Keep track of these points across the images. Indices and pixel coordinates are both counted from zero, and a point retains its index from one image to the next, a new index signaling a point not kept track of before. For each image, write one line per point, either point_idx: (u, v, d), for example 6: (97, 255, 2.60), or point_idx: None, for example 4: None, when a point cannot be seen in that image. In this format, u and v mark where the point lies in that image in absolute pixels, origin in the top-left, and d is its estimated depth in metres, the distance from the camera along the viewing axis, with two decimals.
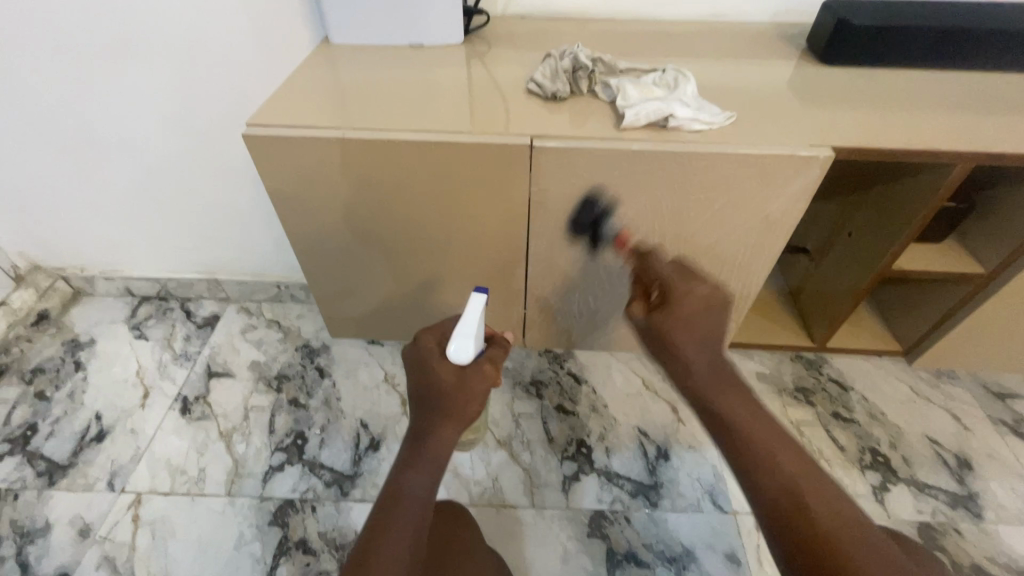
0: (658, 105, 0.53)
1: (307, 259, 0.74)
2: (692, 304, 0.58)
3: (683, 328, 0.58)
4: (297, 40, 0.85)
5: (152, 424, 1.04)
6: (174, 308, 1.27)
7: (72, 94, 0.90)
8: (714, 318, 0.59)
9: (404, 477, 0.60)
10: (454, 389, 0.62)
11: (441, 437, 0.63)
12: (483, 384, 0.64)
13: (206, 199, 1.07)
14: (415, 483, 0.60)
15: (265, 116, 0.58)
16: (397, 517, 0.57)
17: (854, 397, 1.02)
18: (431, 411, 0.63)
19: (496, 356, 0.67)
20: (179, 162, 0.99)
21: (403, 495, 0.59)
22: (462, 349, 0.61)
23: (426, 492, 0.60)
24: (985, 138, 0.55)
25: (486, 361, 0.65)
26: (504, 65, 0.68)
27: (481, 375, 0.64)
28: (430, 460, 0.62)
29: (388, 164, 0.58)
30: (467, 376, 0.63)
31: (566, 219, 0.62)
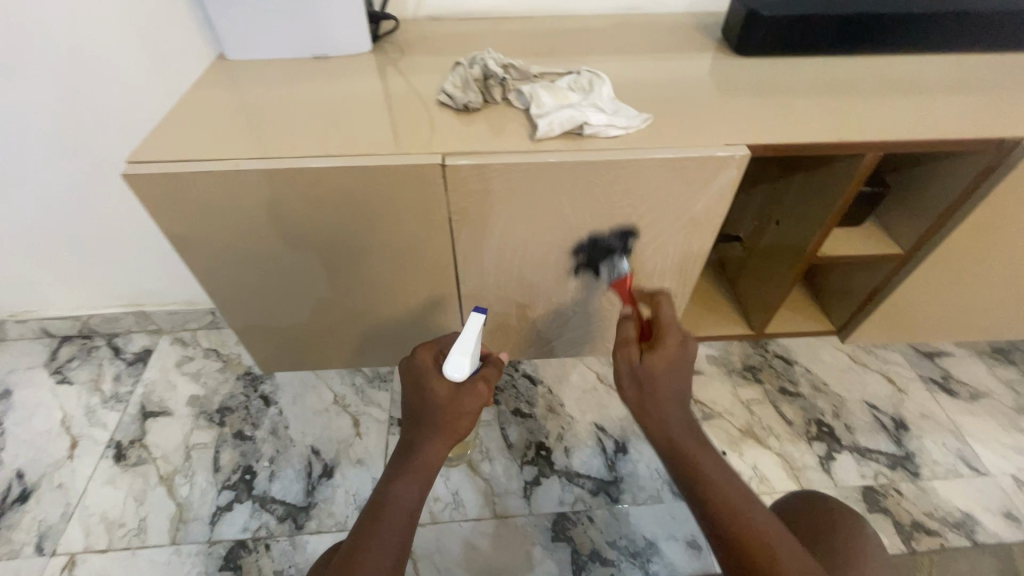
0: (571, 114, 0.51)
1: (226, 296, 0.69)
2: (681, 354, 0.59)
3: (667, 376, 0.58)
4: (193, 51, 0.79)
5: (84, 476, 0.96)
6: (100, 346, 1.18)
7: None
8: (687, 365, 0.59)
9: (393, 486, 0.57)
10: (445, 404, 0.60)
11: (431, 450, 0.60)
12: (478, 404, 0.62)
13: (110, 228, 0.98)
14: (404, 493, 0.57)
15: (150, 150, 0.53)
16: (379, 529, 0.54)
17: (798, 371, 1.06)
18: (421, 424, 0.61)
19: (490, 374, 0.64)
20: (71, 191, 0.90)
21: (389, 505, 0.56)
22: (456, 366, 0.60)
23: (415, 502, 0.57)
24: (889, 125, 0.57)
25: (479, 379, 0.63)
26: (417, 73, 0.65)
27: (474, 393, 0.61)
28: (421, 468, 0.59)
29: (293, 194, 0.54)
30: (459, 394, 0.61)
31: (493, 235, 0.60)
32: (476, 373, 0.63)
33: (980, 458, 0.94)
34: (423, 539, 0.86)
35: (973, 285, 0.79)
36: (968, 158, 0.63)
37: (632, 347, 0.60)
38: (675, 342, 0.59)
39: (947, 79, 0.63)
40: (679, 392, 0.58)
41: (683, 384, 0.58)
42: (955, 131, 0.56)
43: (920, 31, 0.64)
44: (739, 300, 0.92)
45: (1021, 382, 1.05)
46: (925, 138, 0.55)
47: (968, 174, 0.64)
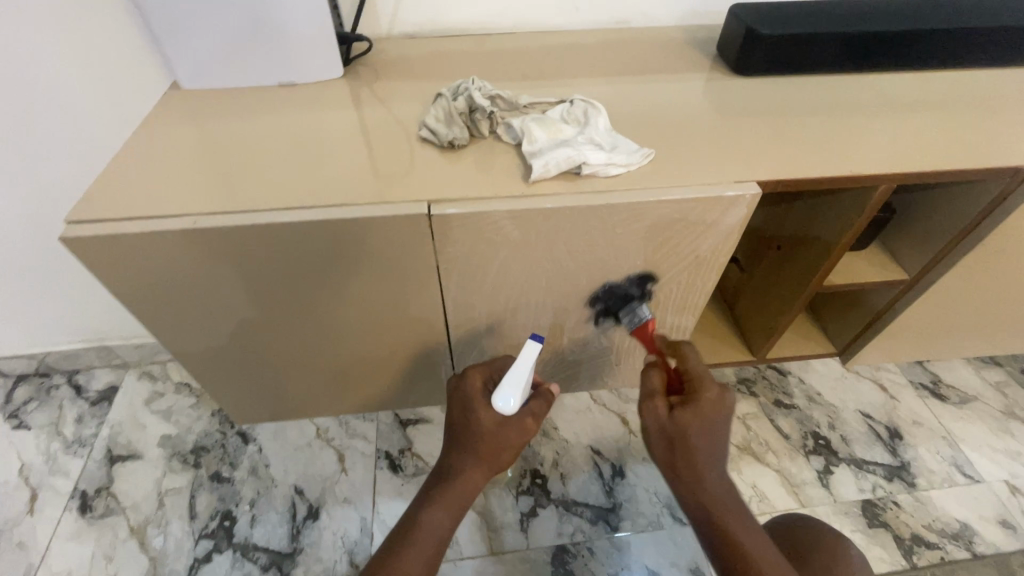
0: (567, 153, 0.47)
1: (192, 350, 0.63)
2: (718, 410, 0.53)
3: (703, 436, 0.53)
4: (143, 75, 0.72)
5: (46, 532, 0.89)
6: (59, 385, 1.09)
7: None
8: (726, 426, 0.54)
9: (426, 511, 0.56)
10: (489, 436, 0.57)
11: (467, 480, 0.57)
12: (523, 438, 0.58)
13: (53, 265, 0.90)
14: (435, 521, 0.55)
15: (95, 204, 0.47)
16: (410, 555, 0.53)
17: (792, 382, 1.04)
18: (460, 451, 0.58)
19: (539, 408, 0.59)
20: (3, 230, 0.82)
21: (419, 531, 0.55)
22: (505, 399, 0.55)
23: (445, 529, 0.56)
24: (894, 151, 0.54)
25: (526, 413, 0.58)
26: (395, 100, 0.60)
27: (520, 426, 0.57)
28: (453, 498, 0.57)
29: (261, 248, 0.49)
30: (505, 425, 0.57)
31: (484, 279, 0.56)
32: (525, 406, 0.58)
33: (973, 464, 0.94)
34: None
35: (970, 301, 0.78)
36: (981, 187, 0.61)
37: (659, 400, 0.55)
38: (711, 395, 0.54)
39: (946, 98, 0.61)
40: (717, 454, 0.53)
41: (721, 444, 0.53)
42: (960, 156, 0.54)
43: (917, 48, 0.62)
44: (735, 320, 0.90)
45: (1009, 385, 1.06)
46: (931, 165, 0.53)
47: (979, 202, 0.62)
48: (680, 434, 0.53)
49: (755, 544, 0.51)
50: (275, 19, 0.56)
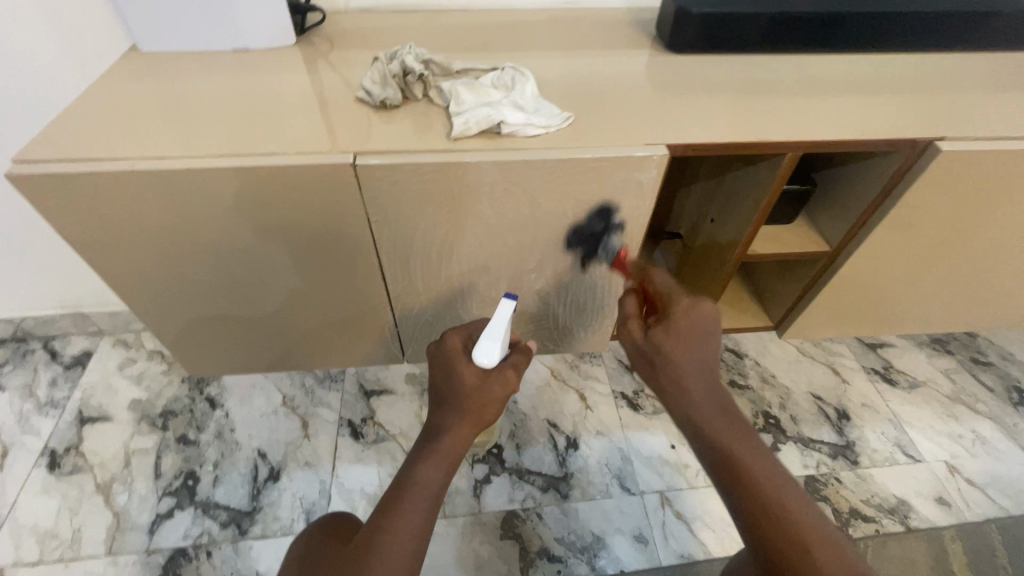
0: (487, 113, 0.50)
1: (146, 300, 0.66)
2: (693, 323, 0.56)
3: (680, 347, 0.55)
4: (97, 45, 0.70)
5: (14, 486, 0.92)
6: (35, 350, 1.12)
7: None
8: (711, 341, 0.56)
9: (414, 469, 0.53)
10: (472, 389, 0.57)
11: (455, 436, 0.55)
12: (505, 392, 0.59)
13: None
14: (425, 477, 0.52)
15: (45, 149, 0.50)
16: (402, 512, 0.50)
17: (748, 364, 1.06)
18: (448, 410, 0.57)
19: (518, 362, 0.61)
20: None
21: (411, 487, 0.52)
22: (485, 351, 0.58)
23: (437, 487, 0.52)
24: (806, 124, 0.58)
25: (509, 366, 0.60)
26: (344, 66, 0.63)
27: (502, 380, 0.58)
28: (444, 455, 0.54)
29: (202, 193, 0.52)
30: (489, 381, 0.58)
31: (419, 237, 0.59)
32: (505, 362, 0.60)
33: (916, 445, 0.97)
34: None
35: (902, 281, 0.81)
36: (883, 158, 0.65)
37: (634, 322, 0.59)
38: (682, 308, 0.56)
39: (864, 81, 0.65)
40: (699, 362, 0.55)
41: (703, 354, 0.55)
42: (865, 132, 0.58)
43: (839, 29, 0.66)
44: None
45: (957, 372, 1.09)
46: (837, 137, 0.57)
47: (885, 173, 0.65)
48: (656, 349, 0.56)
49: (742, 442, 0.50)
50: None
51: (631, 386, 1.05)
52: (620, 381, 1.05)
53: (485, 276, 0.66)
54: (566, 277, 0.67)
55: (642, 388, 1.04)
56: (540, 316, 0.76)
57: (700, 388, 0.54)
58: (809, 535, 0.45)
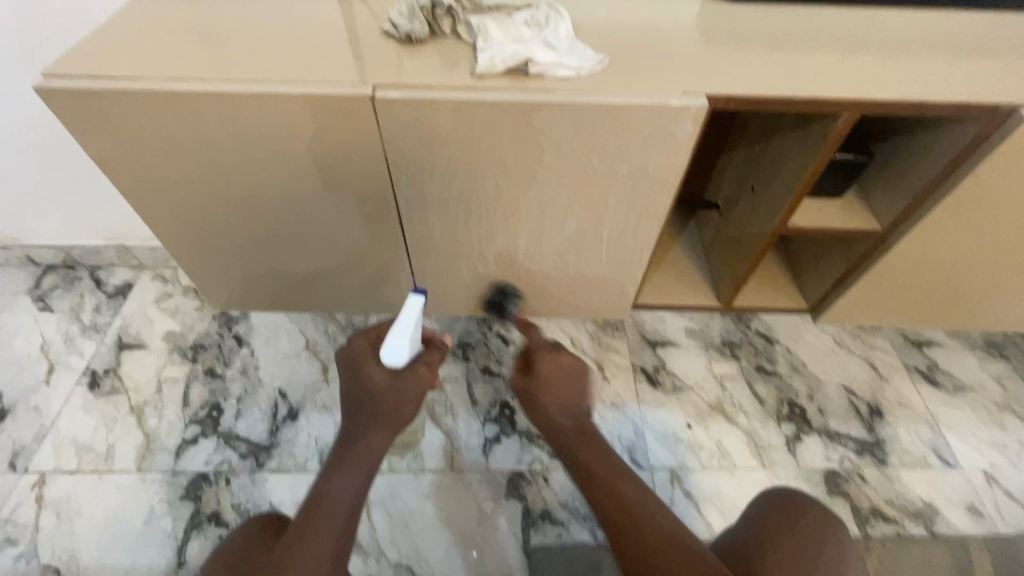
0: (515, 49, 0.47)
1: (174, 229, 0.68)
2: (562, 368, 0.65)
3: (550, 389, 0.63)
4: None
5: (57, 401, 0.99)
6: (82, 277, 1.18)
7: None
8: (574, 383, 0.64)
9: (330, 479, 0.54)
10: (386, 390, 0.60)
11: (372, 439, 0.57)
12: (419, 387, 0.62)
13: (39, 147, 0.93)
14: (343, 484, 0.53)
15: (76, 65, 0.51)
16: (318, 523, 0.50)
17: (778, 350, 1.01)
18: (358, 417, 0.59)
19: (432, 359, 0.64)
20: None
21: (328, 496, 0.52)
22: (394, 351, 0.60)
23: (356, 492, 0.53)
24: (867, 84, 0.52)
25: (420, 364, 0.62)
26: (377, 1, 0.61)
27: (415, 377, 0.61)
28: (360, 461, 0.55)
29: (223, 120, 0.52)
30: (401, 382, 0.61)
31: (437, 182, 0.57)
32: (418, 359, 0.64)
33: (952, 450, 0.91)
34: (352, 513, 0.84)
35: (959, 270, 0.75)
36: (956, 129, 0.59)
37: (519, 372, 0.67)
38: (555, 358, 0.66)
39: (942, 40, 0.58)
40: (567, 398, 0.63)
41: (569, 391, 0.64)
42: (936, 95, 0.52)
43: None
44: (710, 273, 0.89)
45: (1010, 379, 1.01)
46: (902, 100, 0.51)
47: (955, 146, 0.59)
48: (523, 390, 0.64)
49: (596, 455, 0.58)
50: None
51: (651, 360, 1.00)
52: (640, 355, 1.01)
53: (505, 229, 0.64)
54: (588, 237, 0.64)
55: (663, 363, 0.99)
56: (559, 278, 0.73)
57: (564, 418, 0.62)
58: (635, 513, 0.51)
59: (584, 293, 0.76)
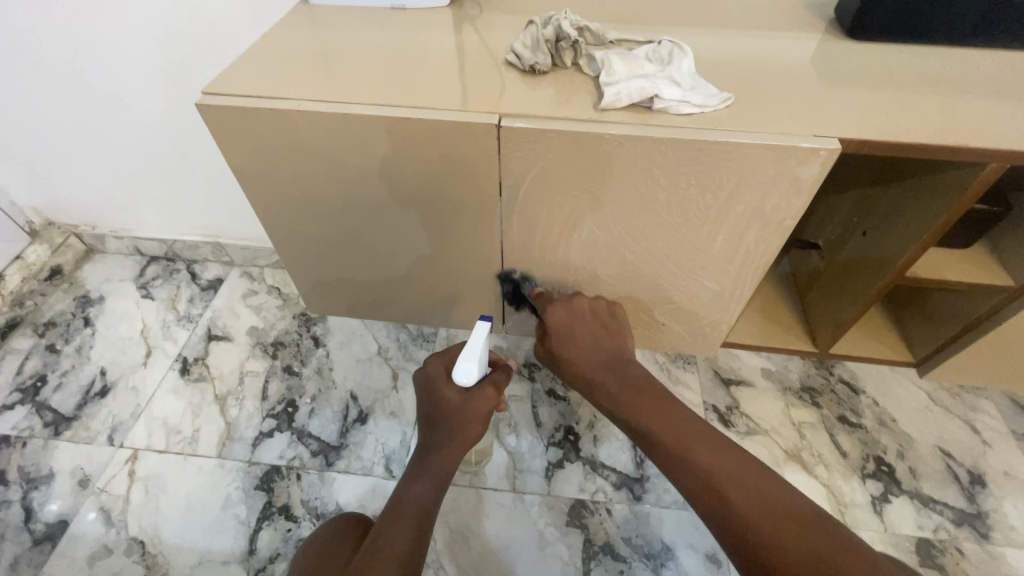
0: (642, 85, 0.48)
1: (282, 235, 0.72)
2: (566, 320, 0.70)
3: (570, 344, 0.70)
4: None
5: (152, 383, 1.07)
6: (180, 269, 1.28)
7: (51, 48, 0.89)
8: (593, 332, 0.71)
9: (410, 488, 0.68)
10: (457, 408, 0.70)
11: (446, 454, 0.71)
12: (487, 405, 0.71)
13: (179, 152, 1.03)
14: (421, 495, 0.66)
15: (228, 83, 0.56)
16: (395, 525, 0.62)
17: (864, 402, 0.95)
18: (438, 430, 0.71)
19: (498, 379, 0.74)
20: (145, 109, 0.96)
21: (407, 504, 0.65)
22: (463, 371, 0.67)
23: (429, 502, 0.67)
24: (1015, 131, 0.49)
25: (488, 385, 0.72)
26: (493, 32, 0.64)
27: (482, 397, 0.71)
28: (434, 472, 0.69)
29: (351, 140, 0.55)
30: (470, 402, 0.70)
31: (543, 210, 0.58)
32: (487, 380, 0.73)
33: None
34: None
35: None
36: None
37: (535, 333, 0.73)
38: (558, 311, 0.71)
39: None
40: (589, 346, 0.70)
41: (593, 337, 0.71)
42: None
43: None
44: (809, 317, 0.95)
45: None
46: None
47: None
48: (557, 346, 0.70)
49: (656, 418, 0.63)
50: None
51: (725, 401, 0.96)
52: (714, 393, 0.97)
53: (605, 262, 0.64)
54: (684, 271, 0.63)
55: (737, 404, 0.95)
56: (645, 308, 0.72)
57: (602, 374, 0.68)
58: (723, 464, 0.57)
59: (672, 325, 0.74)
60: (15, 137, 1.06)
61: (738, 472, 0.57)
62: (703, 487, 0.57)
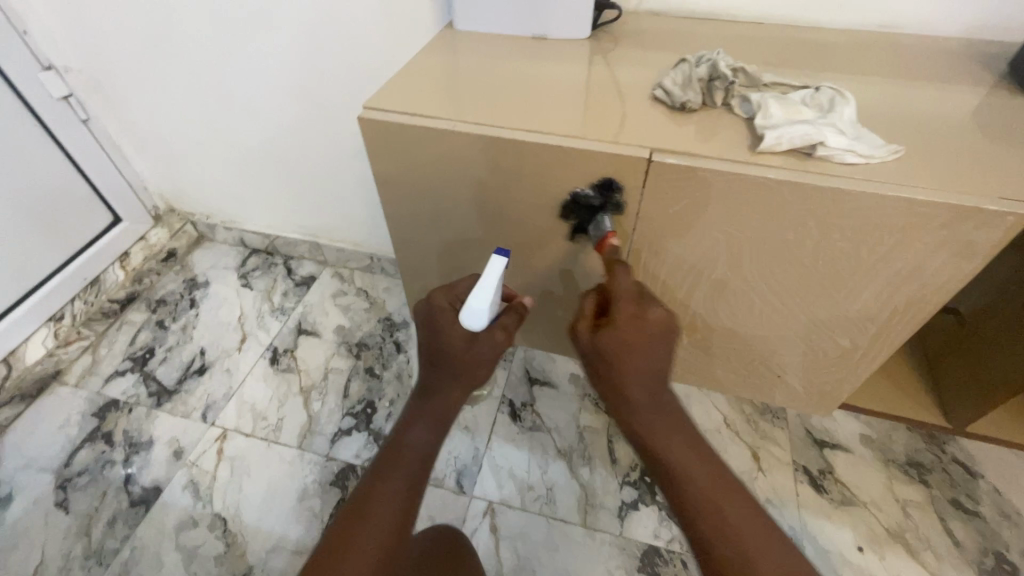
0: (807, 131, 0.47)
1: (401, 239, 0.77)
2: (642, 326, 0.54)
3: (626, 359, 0.54)
4: (420, 24, 0.84)
5: (244, 368, 1.13)
6: (278, 263, 1.36)
7: (209, 59, 0.98)
8: (659, 348, 0.55)
9: (409, 430, 0.62)
10: (463, 352, 0.62)
11: (450, 398, 0.64)
12: (494, 350, 0.63)
13: (300, 158, 1.11)
14: (421, 440, 0.62)
15: (382, 100, 0.60)
16: (394, 469, 0.59)
17: (982, 488, 0.86)
18: (440, 371, 0.64)
19: (509, 322, 0.64)
20: (280, 118, 1.04)
21: (408, 450, 0.61)
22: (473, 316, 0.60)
23: (427, 447, 0.62)
24: None
25: (497, 328, 0.63)
26: (631, 67, 0.65)
27: (490, 340, 0.63)
28: (436, 418, 0.63)
29: (494, 162, 0.58)
30: (478, 344, 0.62)
31: (675, 244, 0.59)
32: (496, 322, 0.63)
33: None
34: (483, 541, 0.86)
35: None
36: None
37: (584, 323, 0.58)
38: (630, 310, 0.54)
39: None
40: (646, 364, 0.55)
41: (656, 357, 0.55)
42: None
43: None
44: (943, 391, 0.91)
45: None
46: None
47: None
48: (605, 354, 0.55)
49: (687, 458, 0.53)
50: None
51: (817, 463, 0.89)
52: (805, 454, 0.90)
53: (728, 305, 0.65)
54: (813, 322, 0.62)
55: (831, 468, 0.89)
56: (757, 354, 0.71)
57: (644, 393, 0.55)
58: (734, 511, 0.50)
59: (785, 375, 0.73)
60: (161, 131, 1.17)
61: (745, 527, 0.49)
62: (731, 556, 0.48)
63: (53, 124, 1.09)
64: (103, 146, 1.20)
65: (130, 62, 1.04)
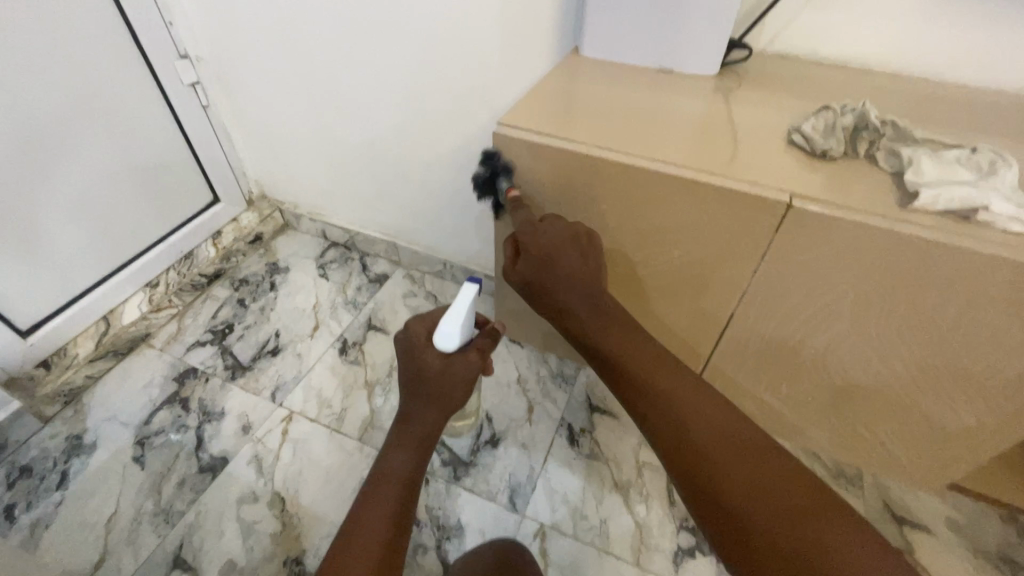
0: (969, 192, 0.50)
1: None
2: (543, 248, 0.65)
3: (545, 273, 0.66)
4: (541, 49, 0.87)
5: (316, 354, 1.17)
6: (354, 258, 1.41)
7: (330, 64, 1.05)
8: (575, 258, 0.65)
9: (388, 454, 0.68)
10: (436, 374, 0.68)
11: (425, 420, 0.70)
12: (469, 370, 0.70)
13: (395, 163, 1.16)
14: (394, 460, 0.68)
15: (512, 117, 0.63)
16: (372, 499, 0.64)
17: None
18: (415, 395, 0.70)
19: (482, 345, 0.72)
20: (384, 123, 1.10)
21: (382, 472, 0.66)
22: (446, 337, 0.67)
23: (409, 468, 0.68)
24: None
25: (471, 349, 0.71)
26: (756, 108, 0.66)
27: (464, 361, 0.70)
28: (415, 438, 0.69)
29: (629, 185, 0.62)
30: (453, 366, 0.69)
31: (800, 284, 0.62)
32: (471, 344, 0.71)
33: None
34: None
35: None
36: None
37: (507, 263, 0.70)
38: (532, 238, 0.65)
39: None
40: (572, 276, 0.65)
41: (580, 264, 0.66)
42: None
43: None
44: None
45: None
46: None
47: None
48: (543, 273, 0.66)
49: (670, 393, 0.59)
50: (690, 14, 0.65)
51: (896, 540, 0.83)
52: (882, 529, 0.84)
53: (846, 355, 0.66)
54: (932, 386, 0.64)
55: (911, 549, 0.82)
56: (858, 404, 0.72)
57: (579, 301, 0.66)
58: (785, 488, 0.50)
59: (881, 429, 0.74)
60: (271, 124, 1.25)
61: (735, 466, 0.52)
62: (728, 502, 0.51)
63: (179, 109, 1.19)
64: (216, 132, 1.29)
65: (257, 60, 1.12)
